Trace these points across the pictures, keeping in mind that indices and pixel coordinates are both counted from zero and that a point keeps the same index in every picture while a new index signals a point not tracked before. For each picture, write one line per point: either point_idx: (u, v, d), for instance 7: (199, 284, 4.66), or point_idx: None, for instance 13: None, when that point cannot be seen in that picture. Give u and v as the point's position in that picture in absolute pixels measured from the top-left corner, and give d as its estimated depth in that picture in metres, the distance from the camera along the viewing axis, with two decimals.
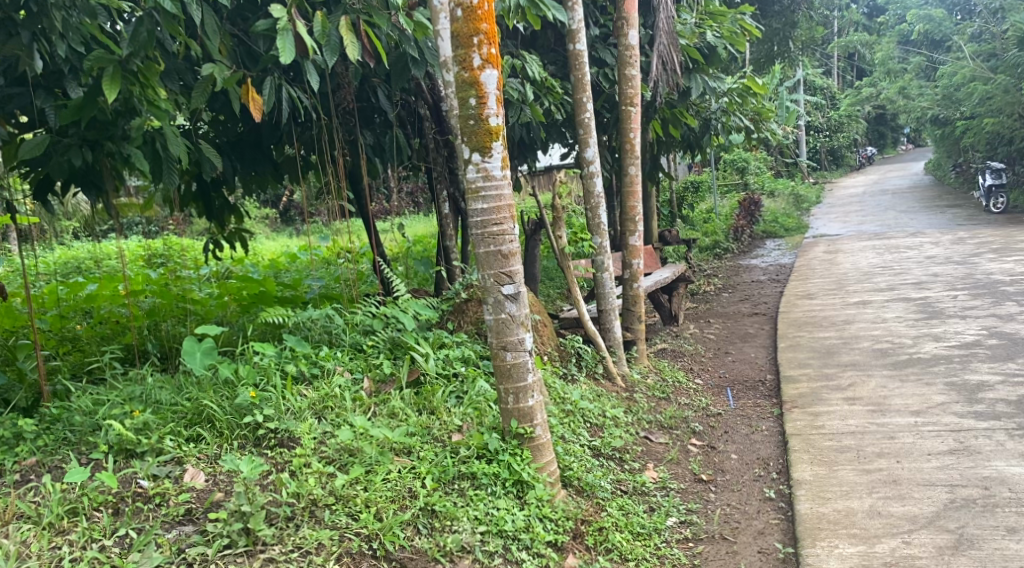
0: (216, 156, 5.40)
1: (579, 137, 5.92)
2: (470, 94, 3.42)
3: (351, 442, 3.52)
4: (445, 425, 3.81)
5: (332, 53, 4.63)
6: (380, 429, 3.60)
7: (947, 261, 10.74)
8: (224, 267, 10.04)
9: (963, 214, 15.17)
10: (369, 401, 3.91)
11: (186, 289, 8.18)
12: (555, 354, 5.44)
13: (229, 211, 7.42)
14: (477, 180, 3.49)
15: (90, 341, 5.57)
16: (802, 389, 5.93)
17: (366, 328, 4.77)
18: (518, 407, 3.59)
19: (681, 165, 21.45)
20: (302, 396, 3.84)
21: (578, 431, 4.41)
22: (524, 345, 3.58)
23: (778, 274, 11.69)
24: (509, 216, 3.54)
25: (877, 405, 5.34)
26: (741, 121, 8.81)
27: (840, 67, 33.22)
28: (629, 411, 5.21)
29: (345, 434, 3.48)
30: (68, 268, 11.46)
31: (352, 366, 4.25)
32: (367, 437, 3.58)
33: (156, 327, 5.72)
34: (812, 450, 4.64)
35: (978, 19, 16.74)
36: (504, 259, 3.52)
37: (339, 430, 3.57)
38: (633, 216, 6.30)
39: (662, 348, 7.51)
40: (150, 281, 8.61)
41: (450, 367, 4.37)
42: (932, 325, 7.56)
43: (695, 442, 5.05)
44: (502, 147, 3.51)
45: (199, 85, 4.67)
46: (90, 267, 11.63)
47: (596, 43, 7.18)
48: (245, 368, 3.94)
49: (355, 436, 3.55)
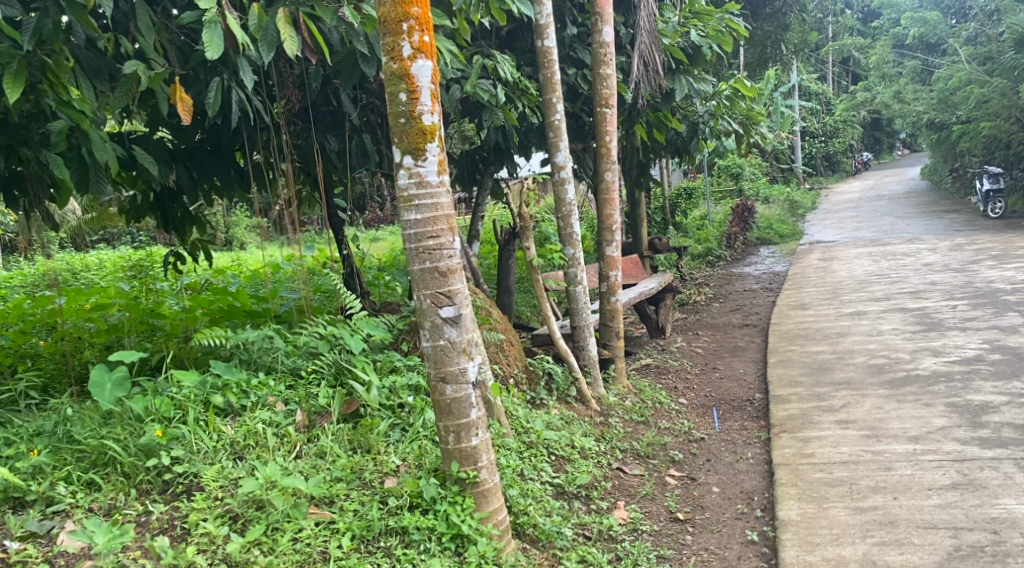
0: (151, 164, 4.98)
1: (549, 141, 5.48)
2: (401, 87, 2.99)
3: (260, 493, 3.08)
4: (381, 466, 3.39)
5: (268, 49, 4.20)
6: (294, 479, 3.14)
7: (945, 268, 10.33)
8: (199, 278, 9.63)
9: (959, 220, 14.72)
10: (297, 438, 3.48)
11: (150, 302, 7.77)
12: (522, 378, 4.97)
13: (190, 222, 6.98)
14: (410, 188, 3.07)
15: (37, 361, 5.21)
16: (791, 410, 5.49)
17: (312, 350, 4.34)
18: (459, 447, 3.14)
19: (675, 172, 21.06)
20: (221, 434, 3.42)
21: (539, 467, 3.96)
22: (467, 377, 3.12)
23: (772, 283, 11.28)
24: (447, 227, 3.10)
25: (873, 430, 4.91)
26: (730, 125, 8.35)
27: (834, 73, 32.99)
28: (601, 439, 4.77)
29: (251, 484, 3.05)
30: (44, 279, 11.13)
31: (286, 397, 3.82)
32: (278, 487, 3.13)
33: (116, 344, 5.39)
34: (800, 483, 4.21)
35: (973, 21, 16.41)
36: (443, 277, 3.08)
37: (246, 479, 3.13)
38: (610, 226, 5.83)
39: (646, 364, 7.07)
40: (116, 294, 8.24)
41: (396, 397, 3.91)
42: (930, 338, 7.12)
43: (674, 473, 4.61)
44: (438, 148, 3.09)
45: (122, 85, 4.28)
46: (68, 279, 11.29)
47: (574, 43, 6.74)
48: (159, 402, 3.51)
49: (263, 486, 3.11)
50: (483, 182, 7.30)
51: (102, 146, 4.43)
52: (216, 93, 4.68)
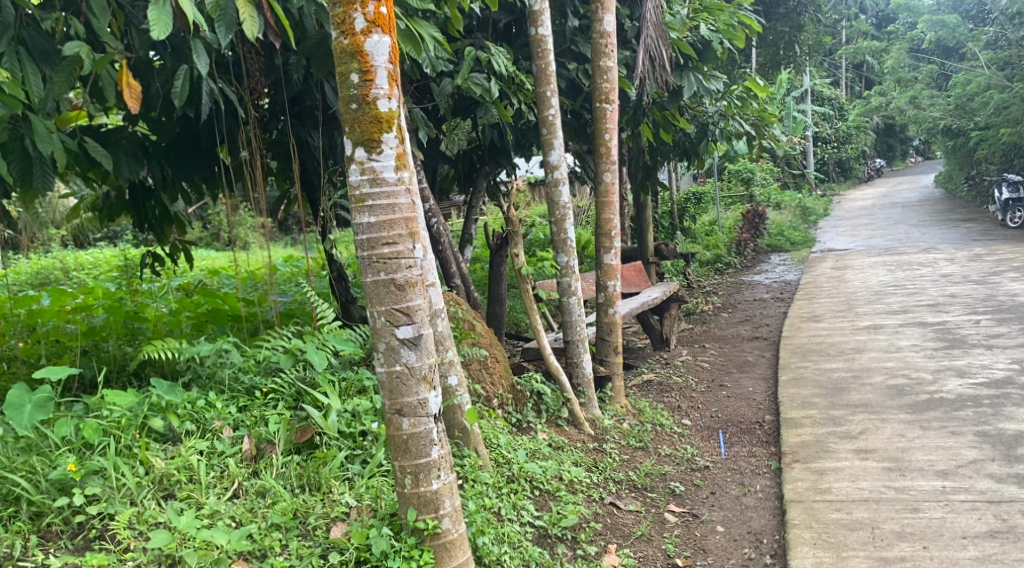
0: (107, 157, 4.54)
1: (542, 138, 5.00)
2: (352, 66, 2.56)
3: (173, 548, 2.66)
4: (330, 508, 2.97)
5: (226, 29, 3.74)
6: (214, 531, 2.71)
7: (965, 280, 9.80)
8: (193, 278, 9.24)
9: (977, 229, 14.17)
10: (236, 473, 3.04)
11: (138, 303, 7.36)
12: (507, 399, 4.51)
13: (168, 222, 6.53)
14: (363, 185, 2.63)
15: None
16: (804, 436, 5.01)
17: (272, 367, 3.91)
18: (417, 492, 2.69)
19: (684, 176, 20.58)
20: (149, 467, 2.98)
21: (519, 506, 3.52)
22: (426, 411, 2.67)
23: (783, 292, 10.78)
24: (406, 232, 2.65)
25: (896, 462, 4.43)
26: (742, 126, 7.81)
27: (848, 79, 32.41)
28: (593, 469, 4.30)
29: (162, 538, 2.62)
30: (37, 278, 10.82)
31: (235, 422, 3.41)
32: (198, 542, 2.69)
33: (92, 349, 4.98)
34: (815, 525, 3.79)
35: (994, 25, 15.86)
36: (400, 291, 2.63)
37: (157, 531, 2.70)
38: (609, 231, 5.33)
39: (648, 380, 6.58)
40: (101, 296, 7.84)
41: (357, 424, 3.45)
42: (953, 356, 6.62)
43: (674, 509, 4.15)
44: (396, 139, 2.65)
45: (64, 67, 3.85)
46: (59, 278, 10.95)
47: (576, 37, 6.25)
48: (84, 430, 3.06)
49: (178, 539, 2.69)
50: (479, 183, 6.79)
51: (46, 137, 4.00)
52: (184, 83, 4.25)
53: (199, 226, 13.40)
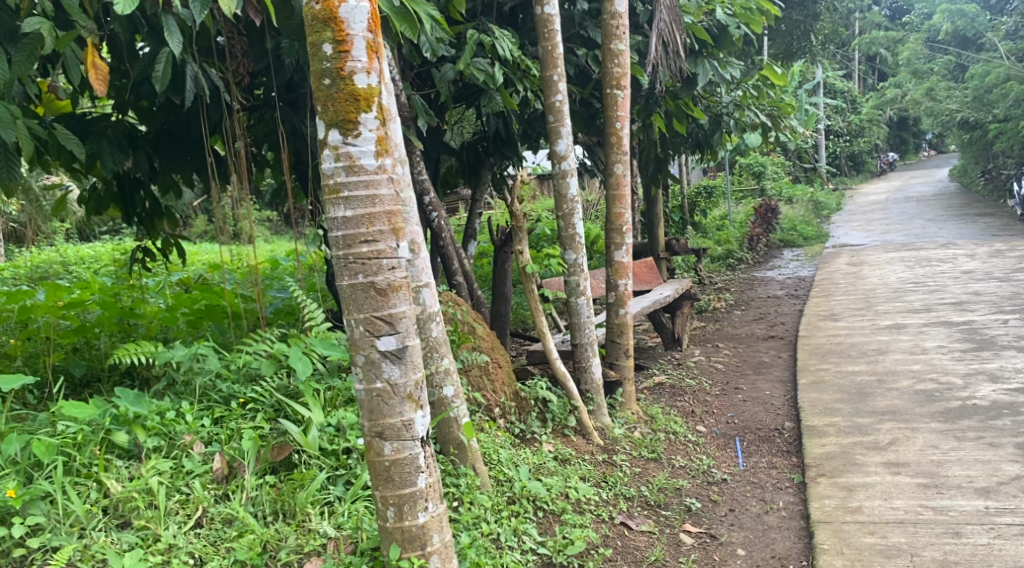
0: (81, 145, 4.19)
1: (549, 126, 4.64)
2: (325, 35, 2.28)
3: None
4: (305, 539, 2.70)
5: (201, 4, 3.39)
6: None
7: (987, 277, 9.41)
8: (193, 272, 8.94)
9: (996, 224, 13.73)
10: (200, 501, 2.76)
11: (134, 297, 7.08)
12: (510, 407, 4.19)
13: (158, 216, 6.19)
14: (338, 173, 2.34)
15: None
16: (828, 447, 4.66)
17: (253, 374, 3.57)
18: (401, 527, 2.42)
19: (695, 170, 20.18)
20: (104, 490, 2.71)
21: (521, 532, 3.20)
22: (412, 433, 2.39)
23: (797, 289, 10.39)
24: (388, 228, 2.35)
25: (931, 478, 4.08)
26: (758, 117, 7.41)
27: (860, 71, 31.89)
28: (602, 485, 3.96)
29: None
30: (33, 272, 10.52)
31: (207, 437, 3.07)
32: None
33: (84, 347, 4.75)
34: (847, 552, 3.50)
35: (1014, 15, 15.38)
36: (381, 296, 2.34)
37: None
38: (620, 226, 4.97)
39: (659, 383, 6.22)
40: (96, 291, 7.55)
41: (340, 440, 3.15)
42: (983, 359, 6.24)
43: (691, 529, 3.81)
44: (377, 120, 2.36)
45: (25, 45, 3.50)
46: (58, 272, 10.66)
47: (585, 21, 5.85)
48: (34, 445, 2.75)
49: None
50: (483, 176, 6.38)
51: (9, 123, 3.63)
52: (166, 65, 3.91)
53: (201, 218, 13.13)
